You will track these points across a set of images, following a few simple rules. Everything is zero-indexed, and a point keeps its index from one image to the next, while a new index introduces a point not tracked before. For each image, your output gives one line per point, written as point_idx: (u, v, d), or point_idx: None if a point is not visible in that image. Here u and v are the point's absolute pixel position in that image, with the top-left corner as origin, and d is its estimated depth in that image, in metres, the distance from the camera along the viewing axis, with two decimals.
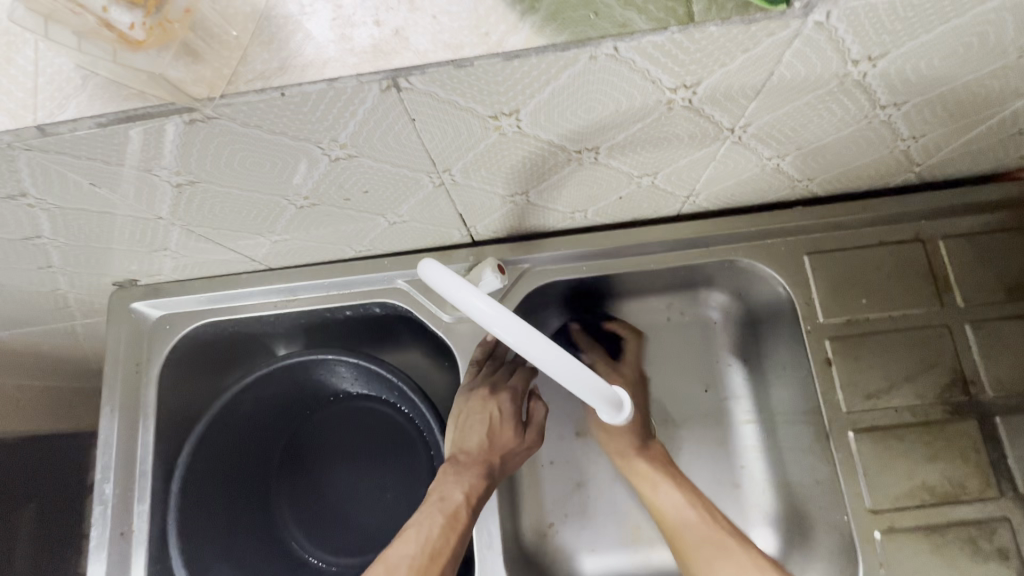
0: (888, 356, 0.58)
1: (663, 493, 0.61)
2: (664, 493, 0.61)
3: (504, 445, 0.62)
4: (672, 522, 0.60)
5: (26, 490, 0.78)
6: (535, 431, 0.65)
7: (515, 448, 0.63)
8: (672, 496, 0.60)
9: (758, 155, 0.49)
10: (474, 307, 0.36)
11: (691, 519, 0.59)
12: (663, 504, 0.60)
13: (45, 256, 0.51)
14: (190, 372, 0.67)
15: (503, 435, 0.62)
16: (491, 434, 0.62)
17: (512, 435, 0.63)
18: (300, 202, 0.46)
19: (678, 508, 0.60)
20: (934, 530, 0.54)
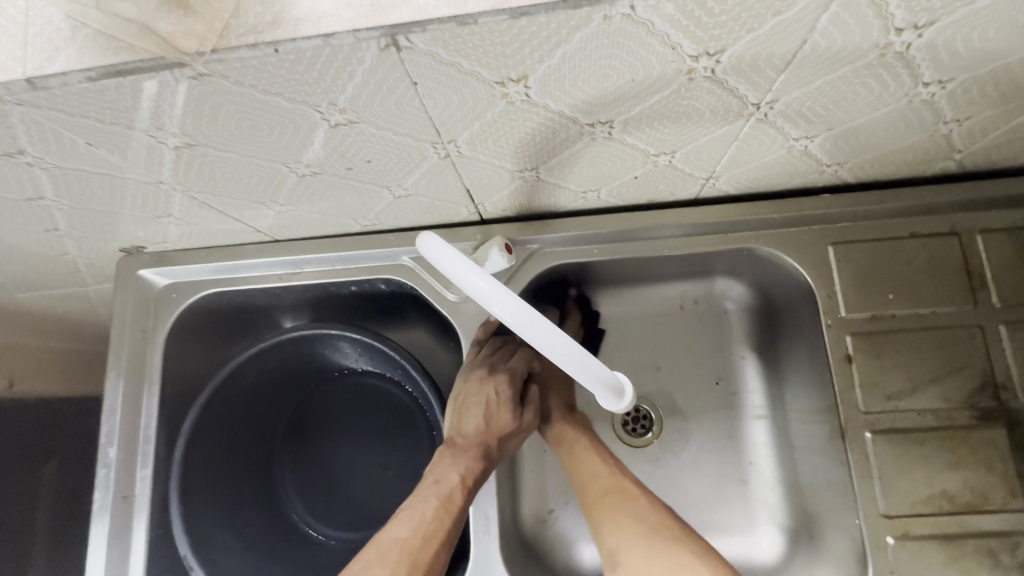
0: (914, 355, 0.55)
1: (622, 514, 0.54)
2: (626, 520, 0.54)
3: (503, 428, 0.60)
4: (623, 540, 0.52)
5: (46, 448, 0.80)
6: (535, 411, 0.64)
7: (515, 430, 0.61)
8: (625, 513, 0.54)
9: (785, 135, 0.46)
10: (471, 285, 0.34)
11: (634, 517, 0.54)
12: (620, 528, 0.53)
13: (50, 218, 0.50)
14: (195, 342, 0.67)
15: (501, 417, 0.61)
16: (489, 416, 0.60)
17: (511, 416, 0.61)
18: (301, 170, 0.45)
19: (629, 528, 0.53)
20: (952, 539, 0.51)
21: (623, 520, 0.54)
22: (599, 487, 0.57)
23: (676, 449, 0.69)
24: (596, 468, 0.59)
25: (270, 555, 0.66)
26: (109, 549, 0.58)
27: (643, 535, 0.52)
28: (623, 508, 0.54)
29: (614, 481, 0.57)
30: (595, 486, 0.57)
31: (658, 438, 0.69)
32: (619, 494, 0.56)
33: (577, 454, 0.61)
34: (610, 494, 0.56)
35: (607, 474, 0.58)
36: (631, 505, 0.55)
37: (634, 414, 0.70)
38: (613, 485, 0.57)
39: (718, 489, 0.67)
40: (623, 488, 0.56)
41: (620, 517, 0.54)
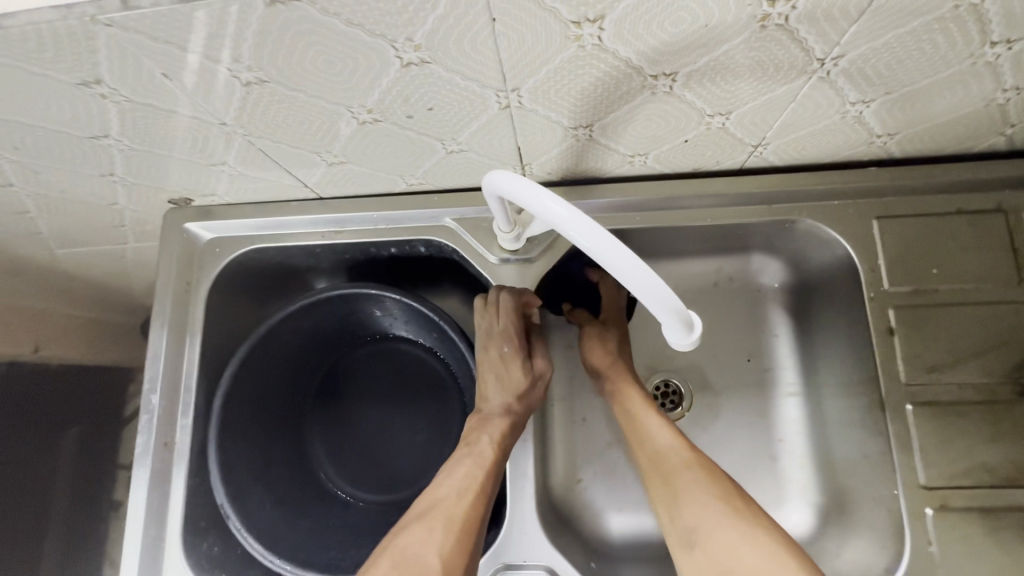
0: (956, 330, 0.55)
1: (701, 497, 0.50)
2: (702, 504, 0.49)
3: (518, 385, 0.60)
4: (706, 526, 0.48)
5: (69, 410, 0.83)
6: (542, 358, 0.63)
7: (530, 383, 0.61)
8: (705, 493, 0.50)
9: (842, 98, 0.46)
10: (549, 212, 0.35)
11: (718, 499, 0.49)
12: (695, 510, 0.49)
13: (109, 160, 0.51)
14: (234, 298, 0.68)
15: (514, 375, 0.61)
16: (502, 378, 0.61)
17: (521, 372, 0.61)
18: (362, 116, 0.45)
19: (713, 510, 0.48)
20: (993, 511, 0.51)
21: (704, 503, 0.49)
22: (674, 467, 0.52)
23: (706, 423, 0.68)
24: (666, 445, 0.54)
25: (298, 512, 0.66)
26: (151, 493, 0.59)
27: (727, 519, 0.48)
28: (699, 490, 0.50)
29: (691, 460, 0.52)
30: (670, 464, 0.53)
31: (689, 412, 0.69)
32: (699, 474, 0.51)
33: (647, 426, 0.56)
34: (688, 475, 0.51)
35: (681, 452, 0.53)
36: (715, 488, 0.50)
37: (664, 388, 0.70)
38: (689, 464, 0.52)
39: (749, 465, 0.66)
40: (704, 470, 0.52)
41: (702, 498, 0.50)
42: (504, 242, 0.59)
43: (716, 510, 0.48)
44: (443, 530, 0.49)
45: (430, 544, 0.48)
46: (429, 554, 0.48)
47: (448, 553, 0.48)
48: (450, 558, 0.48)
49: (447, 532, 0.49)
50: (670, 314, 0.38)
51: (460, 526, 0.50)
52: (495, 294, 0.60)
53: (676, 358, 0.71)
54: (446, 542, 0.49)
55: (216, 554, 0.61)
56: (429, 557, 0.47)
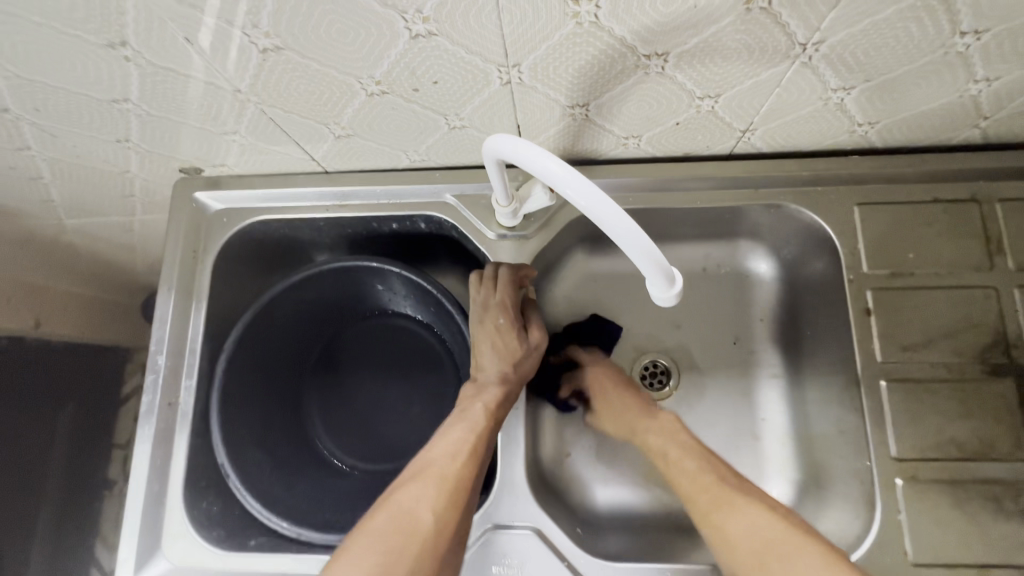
0: (929, 311, 0.58)
1: (742, 516, 0.51)
2: (742, 520, 0.51)
3: (513, 353, 0.62)
4: (750, 539, 0.50)
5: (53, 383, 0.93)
6: (537, 327, 0.65)
7: (524, 352, 0.63)
8: (745, 512, 0.52)
9: (824, 85, 0.49)
10: (545, 169, 0.39)
11: (760, 516, 0.51)
12: (742, 530, 0.51)
13: (126, 125, 0.54)
14: (239, 268, 0.70)
15: (509, 347, 0.62)
16: (498, 350, 0.62)
17: (516, 341, 0.62)
18: (371, 88, 0.48)
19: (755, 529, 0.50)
20: (959, 483, 0.54)
21: (743, 522, 0.51)
22: (706, 498, 0.54)
23: (692, 402, 0.71)
24: (696, 473, 0.56)
25: (295, 476, 0.68)
26: (155, 450, 0.61)
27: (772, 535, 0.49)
28: (745, 511, 0.51)
29: (719, 483, 0.54)
30: (700, 495, 0.54)
31: (676, 391, 0.71)
32: (733, 494, 0.53)
33: (670, 457, 0.58)
34: (724, 499, 0.53)
35: (708, 474, 0.55)
36: (756, 508, 0.52)
37: (652, 368, 0.72)
38: (719, 486, 0.54)
39: (732, 442, 0.69)
40: (737, 488, 0.54)
41: (741, 521, 0.51)
42: (502, 217, 0.61)
43: (774, 528, 0.50)
44: (435, 486, 0.52)
45: (422, 501, 0.51)
46: (419, 509, 0.50)
47: (438, 510, 0.50)
48: (441, 514, 0.50)
49: (438, 490, 0.51)
50: (653, 267, 0.42)
51: (451, 485, 0.52)
52: (491, 268, 0.63)
53: (665, 339, 0.73)
54: (436, 499, 0.51)
55: (215, 513, 0.63)
56: (421, 511, 0.50)
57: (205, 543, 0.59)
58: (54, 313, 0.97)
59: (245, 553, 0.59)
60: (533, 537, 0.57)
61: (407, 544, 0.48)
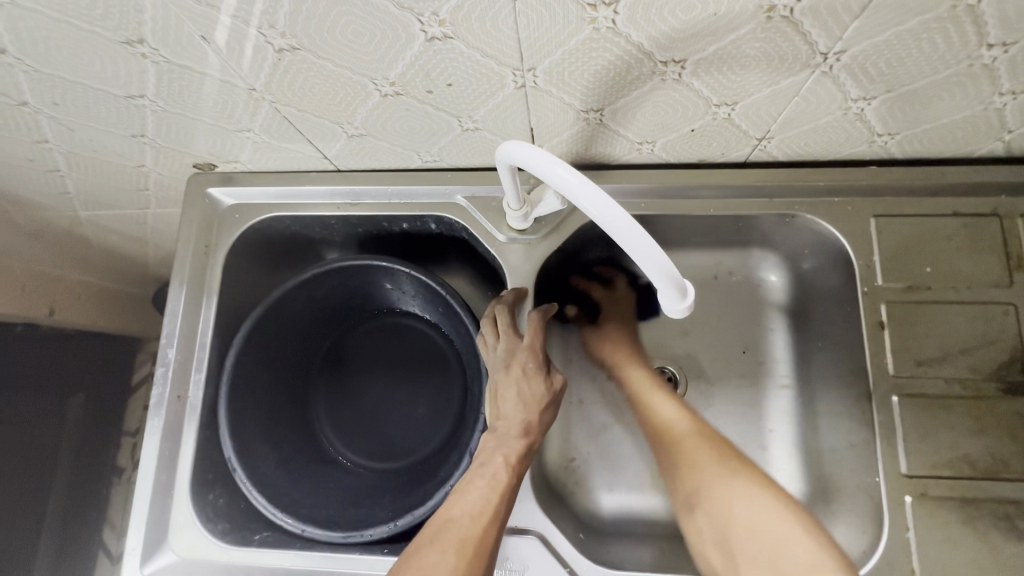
0: (945, 326, 0.57)
1: (738, 494, 0.50)
2: (742, 505, 0.49)
3: (538, 400, 0.59)
4: (740, 520, 0.49)
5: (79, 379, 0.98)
6: (558, 375, 0.62)
7: (547, 400, 0.60)
8: (739, 490, 0.50)
9: (844, 95, 0.48)
10: (560, 179, 0.38)
11: (754, 499, 0.49)
12: (736, 512, 0.49)
13: (141, 121, 0.54)
14: (249, 264, 0.71)
15: (535, 391, 0.59)
16: (524, 395, 0.58)
17: (540, 387, 0.60)
18: (385, 89, 0.48)
19: (759, 514, 0.48)
20: (971, 502, 0.53)
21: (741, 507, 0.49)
22: (703, 472, 0.53)
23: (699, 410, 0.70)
24: (699, 453, 0.55)
25: (299, 472, 0.68)
26: (163, 442, 0.62)
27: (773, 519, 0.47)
28: (738, 492, 0.50)
29: (723, 460, 0.53)
30: (697, 466, 0.54)
31: (684, 398, 0.71)
32: (746, 481, 0.51)
33: (681, 442, 0.57)
34: (715, 477, 0.52)
35: (707, 452, 0.54)
36: (756, 492, 0.50)
37: (660, 374, 0.72)
38: (729, 466, 0.52)
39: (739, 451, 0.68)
40: (741, 471, 0.52)
41: (743, 506, 0.49)
42: (513, 220, 0.61)
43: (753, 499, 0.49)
44: (454, 554, 0.47)
45: (441, 568, 0.45)
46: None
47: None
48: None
49: (458, 557, 0.46)
50: (665, 281, 0.42)
51: (471, 551, 0.47)
52: (508, 312, 0.61)
53: (674, 346, 0.73)
54: (456, 566, 0.46)
55: (221, 505, 0.63)
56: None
57: (211, 536, 0.60)
58: (68, 302, 0.99)
59: (250, 548, 0.59)
60: (538, 543, 0.56)
61: None
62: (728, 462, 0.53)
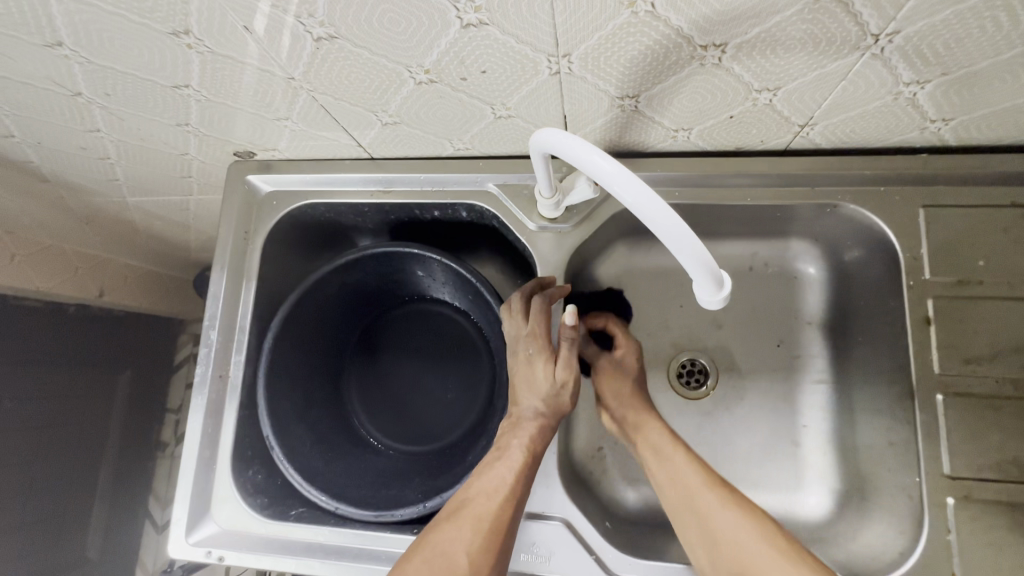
0: (997, 323, 0.54)
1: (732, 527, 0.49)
2: (743, 535, 0.48)
3: (544, 385, 0.57)
4: (728, 539, 0.48)
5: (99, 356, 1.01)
6: (570, 363, 0.57)
7: (554, 387, 0.57)
8: (735, 518, 0.49)
9: (895, 79, 0.46)
10: (594, 166, 0.38)
11: (759, 538, 0.47)
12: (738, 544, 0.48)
13: (186, 110, 0.56)
14: (284, 249, 0.73)
15: (539, 379, 0.57)
16: (531, 383, 0.57)
17: (544, 373, 0.57)
18: (419, 77, 0.48)
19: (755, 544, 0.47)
20: (1018, 506, 0.51)
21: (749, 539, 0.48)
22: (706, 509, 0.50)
23: (730, 405, 0.69)
24: (696, 488, 0.52)
25: (333, 452, 0.69)
26: (206, 419, 0.65)
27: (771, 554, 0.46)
28: (737, 533, 0.48)
29: (715, 492, 0.51)
30: (701, 504, 0.51)
31: (714, 391, 0.70)
32: (731, 509, 0.50)
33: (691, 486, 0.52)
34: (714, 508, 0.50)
35: (707, 490, 0.52)
36: (745, 522, 0.49)
37: (690, 366, 0.71)
38: (716, 499, 0.51)
39: (771, 447, 0.67)
40: (730, 501, 0.50)
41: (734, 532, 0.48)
42: (544, 208, 0.61)
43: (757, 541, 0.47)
44: (471, 529, 0.47)
45: (457, 540, 0.46)
46: (456, 550, 0.46)
47: (474, 552, 0.46)
48: (477, 557, 0.46)
49: (475, 531, 0.47)
50: (700, 268, 0.40)
51: (488, 527, 0.48)
52: (521, 300, 0.60)
53: (706, 338, 0.72)
54: (473, 541, 0.46)
55: (259, 481, 0.66)
56: (456, 552, 0.45)
57: (250, 509, 0.63)
58: (117, 284, 1.03)
59: (287, 522, 0.62)
60: (562, 528, 0.57)
61: None
62: (716, 493, 0.51)
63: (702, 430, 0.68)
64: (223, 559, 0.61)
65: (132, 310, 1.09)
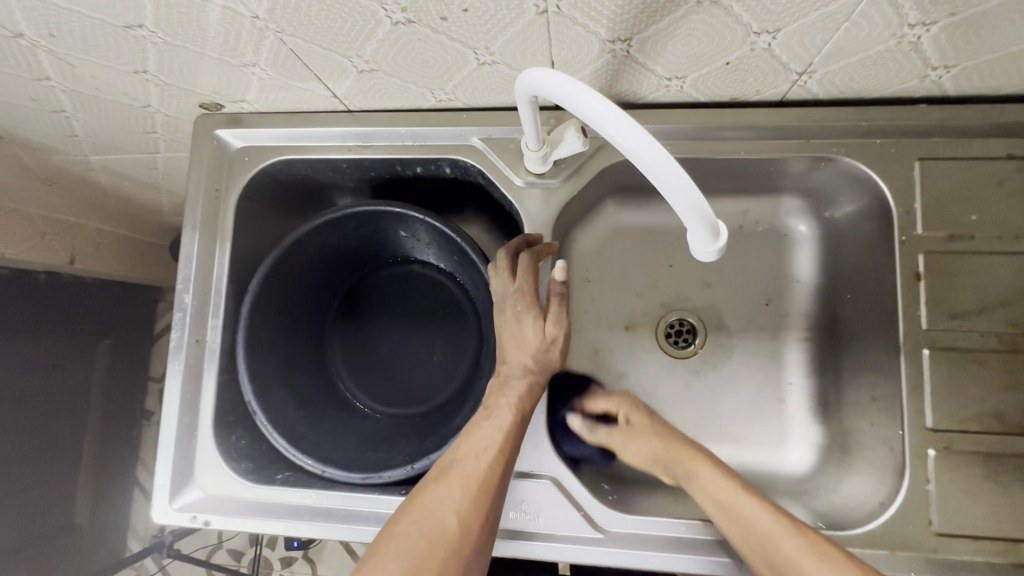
0: (986, 277, 0.54)
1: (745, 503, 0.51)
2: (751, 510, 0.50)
3: (533, 342, 0.56)
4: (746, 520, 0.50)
5: (74, 324, 0.97)
6: (559, 318, 0.57)
7: (544, 343, 0.56)
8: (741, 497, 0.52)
9: (901, 19, 0.43)
10: (583, 104, 0.36)
11: (746, 496, 0.51)
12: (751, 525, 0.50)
13: (142, 55, 0.51)
14: (259, 209, 0.69)
15: (527, 336, 0.56)
16: (519, 341, 0.57)
17: (533, 330, 0.56)
18: (396, 15, 0.45)
19: (809, 559, 0.46)
20: (995, 457, 0.52)
21: (808, 564, 0.46)
22: (771, 534, 0.49)
23: (717, 363, 0.69)
24: (739, 501, 0.51)
25: (318, 417, 0.68)
26: (185, 384, 0.63)
27: (820, 562, 0.46)
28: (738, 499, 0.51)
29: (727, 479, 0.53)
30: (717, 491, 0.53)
31: (702, 349, 0.69)
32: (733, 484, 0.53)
33: (734, 496, 0.52)
34: (712, 478, 0.54)
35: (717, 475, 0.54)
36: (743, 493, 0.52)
37: (679, 326, 0.70)
38: (766, 515, 0.50)
39: (756, 404, 0.68)
40: (730, 477, 0.54)
41: (790, 548, 0.47)
42: (531, 163, 0.58)
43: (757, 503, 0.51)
44: (461, 489, 0.46)
45: (446, 502, 0.45)
46: (445, 512, 0.44)
47: (465, 513, 0.45)
48: (467, 517, 0.45)
49: (464, 491, 0.46)
50: (694, 215, 0.39)
51: (477, 487, 0.46)
52: (507, 256, 0.58)
53: (695, 297, 0.71)
54: (462, 501, 0.45)
55: (244, 446, 0.65)
56: (445, 513, 0.44)
57: (235, 474, 0.62)
58: (88, 251, 0.98)
59: (273, 487, 0.61)
60: (550, 487, 0.57)
61: (436, 548, 0.42)
62: (785, 522, 0.49)
63: (689, 389, 0.68)
64: (209, 523, 0.60)
65: (107, 278, 1.04)
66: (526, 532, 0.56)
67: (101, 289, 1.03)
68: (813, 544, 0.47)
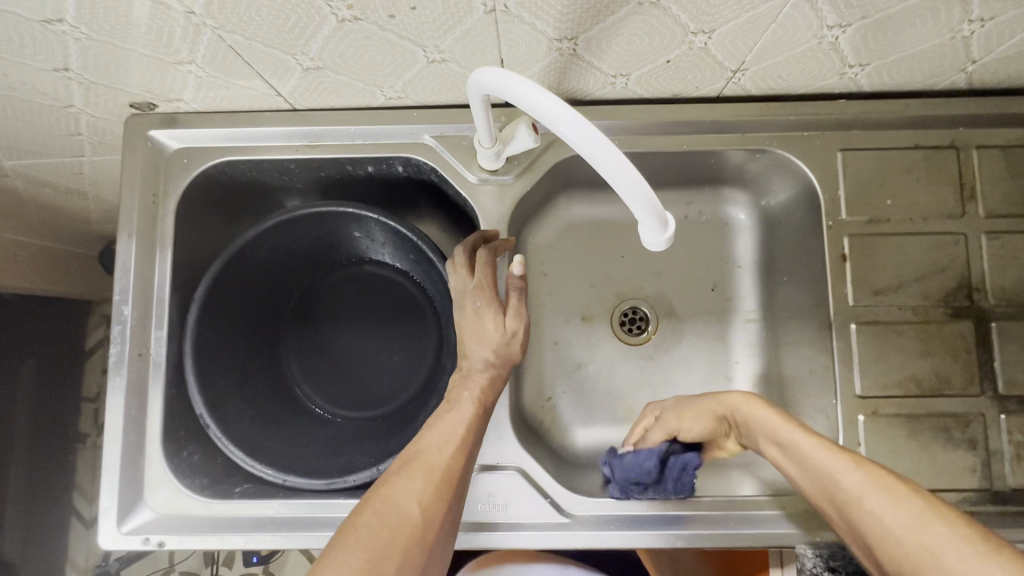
0: (901, 256, 0.59)
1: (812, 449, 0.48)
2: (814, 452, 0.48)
3: (494, 335, 0.57)
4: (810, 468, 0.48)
5: None
6: (519, 313, 0.58)
7: (504, 337, 0.57)
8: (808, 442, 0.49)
9: (821, 21, 0.47)
10: (533, 101, 0.37)
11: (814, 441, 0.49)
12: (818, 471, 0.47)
13: (64, 51, 0.48)
14: (202, 213, 0.66)
15: (488, 330, 0.57)
16: (481, 336, 0.57)
17: (494, 324, 0.57)
18: (341, 12, 0.44)
19: (887, 508, 0.41)
20: (915, 417, 0.57)
21: (882, 510, 0.41)
22: (806, 449, 0.49)
23: (669, 347, 0.72)
24: (773, 426, 0.52)
25: (275, 426, 0.66)
26: (129, 401, 0.60)
27: (882, 496, 0.42)
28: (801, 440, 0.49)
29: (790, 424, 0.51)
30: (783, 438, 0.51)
31: (654, 335, 0.73)
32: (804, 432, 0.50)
33: (794, 442, 0.50)
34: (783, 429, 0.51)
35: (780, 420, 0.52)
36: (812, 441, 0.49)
37: (632, 314, 0.73)
38: (805, 438, 0.49)
39: (707, 384, 0.71)
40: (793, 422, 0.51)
41: (850, 483, 0.44)
42: (485, 159, 0.58)
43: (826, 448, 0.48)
44: (423, 479, 0.46)
45: (409, 492, 0.45)
46: (408, 501, 0.44)
47: (428, 502, 0.45)
48: (431, 506, 0.45)
49: (426, 481, 0.46)
50: (644, 207, 0.41)
51: (439, 477, 0.47)
52: (465, 252, 0.59)
53: (646, 286, 0.74)
54: (425, 490, 0.45)
55: (197, 462, 0.63)
56: (408, 503, 0.44)
57: (189, 491, 0.59)
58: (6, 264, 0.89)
59: (231, 501, 0.59)
60: (517, 477, 0.58)
61: (398, 537, 0.41)
62: (847, 457, 0.46)
63: (644, 374, 0.71)
64: (162, 545, 0.57)
65: (29, 294, 0.96)
66: (494, 523, 0.57)
67: (23, 306, 0.95)
68: (868, 470, 0.45)
